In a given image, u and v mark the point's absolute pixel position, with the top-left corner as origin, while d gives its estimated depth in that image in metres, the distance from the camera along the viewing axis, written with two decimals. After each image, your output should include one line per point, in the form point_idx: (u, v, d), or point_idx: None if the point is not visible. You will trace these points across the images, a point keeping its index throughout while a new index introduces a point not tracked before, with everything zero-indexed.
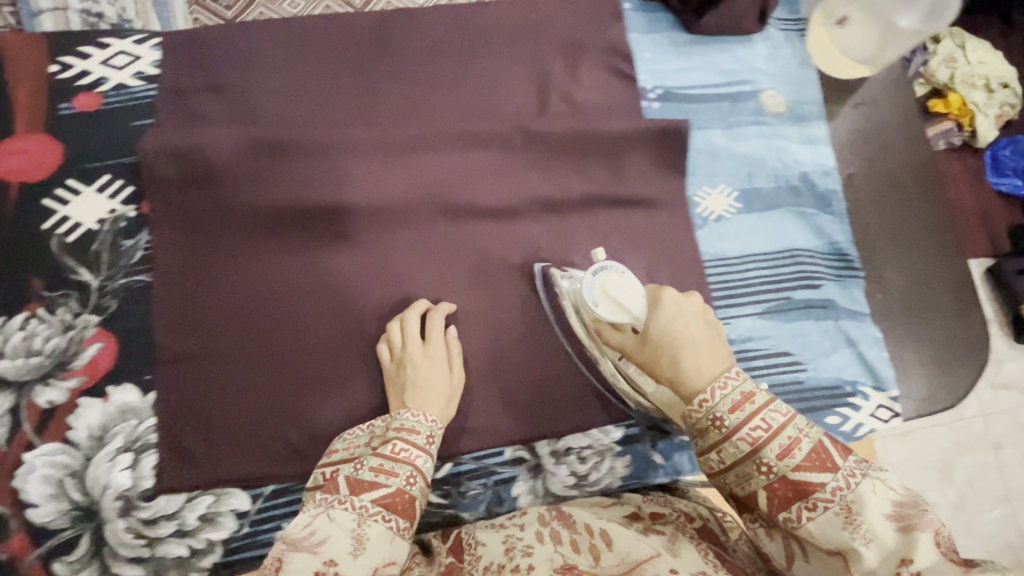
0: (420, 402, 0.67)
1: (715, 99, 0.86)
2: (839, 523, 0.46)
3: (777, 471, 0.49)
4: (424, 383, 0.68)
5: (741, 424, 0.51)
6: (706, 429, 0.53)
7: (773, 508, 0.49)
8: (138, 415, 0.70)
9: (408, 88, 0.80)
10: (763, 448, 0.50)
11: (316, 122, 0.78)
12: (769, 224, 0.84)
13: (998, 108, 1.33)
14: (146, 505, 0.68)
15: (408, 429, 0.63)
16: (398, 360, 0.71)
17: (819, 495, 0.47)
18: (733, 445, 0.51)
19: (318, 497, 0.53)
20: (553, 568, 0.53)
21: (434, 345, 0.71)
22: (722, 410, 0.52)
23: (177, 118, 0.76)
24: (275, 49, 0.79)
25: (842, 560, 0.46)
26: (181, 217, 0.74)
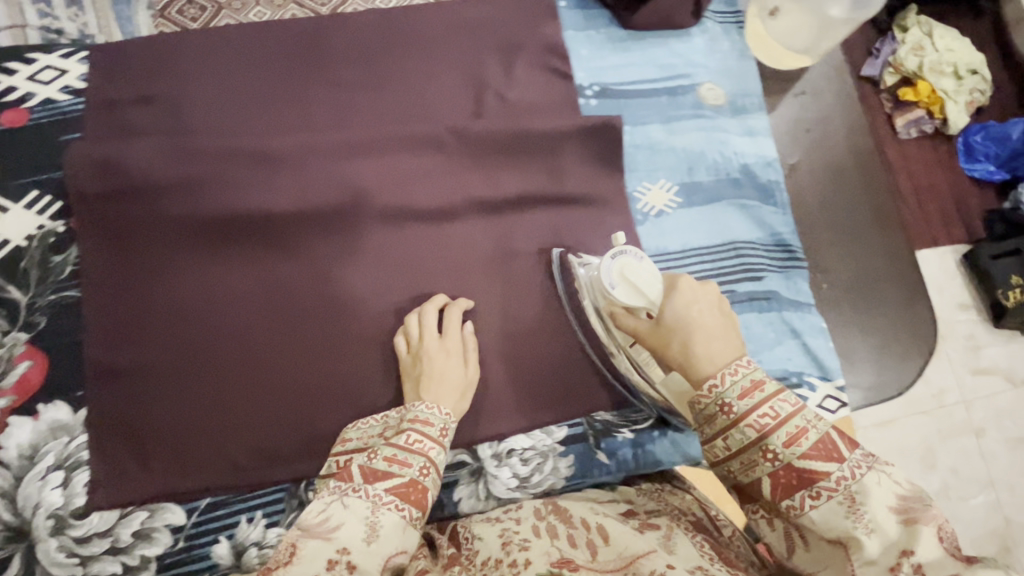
0: (437, 396, 0.65)
1: (653, 94, 0.86)
2: (841, 512, 0.45)
3: (782, 459, 0.48)
4: (440, 376, 0.67)
5: (749, 411, 0.49)
6: (713, 415, 0.51)
7: (778, 494, 0.48)
8: (70, 432, 0.69)
9: (341, 92, 0.80)
10: (770, 435, 0.49)
11: (246, 130, 0.77)
12: (711, 217, 0.83)
13: (968, 94, 1.38)
14: (78, 523, 0.67)
15: (423, 421, 0.61)
16: (414, 353, 0.69)
17: (823, 484, 0.46)
18: (740, 432, 0.49)
19: (332, 485, 0.53)
20: (549, 562, 0.50)
21: (451, 338, 0.70)
22: (731, 396, 0.50)
23: (108, 131, 0.76)
24: (205, 59, 0.79)
25: (844, 551, 0.45)
26: (110, 230, 0.73)
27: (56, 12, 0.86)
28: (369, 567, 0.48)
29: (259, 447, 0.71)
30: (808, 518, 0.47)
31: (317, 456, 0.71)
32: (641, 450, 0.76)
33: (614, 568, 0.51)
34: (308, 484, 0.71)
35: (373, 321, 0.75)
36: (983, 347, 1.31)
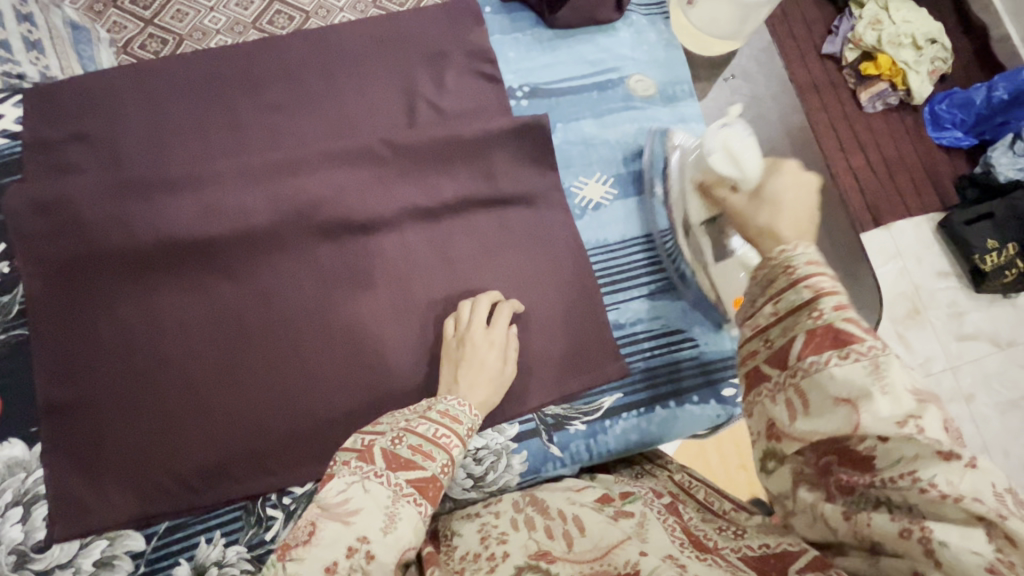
0: (476, 384, 0.68)
1: (582, 90, 0.88)
2: (861, 376, 0.44)
3: (826, 319, 0.48)
4: (478, 363, 0.70)
5: (811, 274, 0.51)
6: (774, 279, 0.53)
7: (805, 350, 0.48)
8: (26, 468, 0.71)
9: (276, 114, 0.83)
10: (824, 297, 0.49)
11: (185, 158, 0.80)
12: (648, 206, 0.85)
13: (930, 64, 1.39)
14: (38, 557, 0.68)
15: (451, 416, 0.62)
16: (459, 340, 0.72)
17: (854, 346, 0.46)
18: (796, 292, 0.51)
19: (353, 465, 0.55)
20: (526, 555, 0.53)
21: (496, 331, 0.72)
22: (799, 261, 0.52)
23: (46, 171, 0.78)
24: (141, 93, 0.82)
25: (851, 406, 0.44)
26: (52, 266, 0.74)
27: (17, 56, 0.85)
28: (386, 558, 0.50)
29: (210, 468, 0.72)
30: (817, 376, 0.47)
31: (273, 473, 0.72)
32: (594, 440, 0.76)
33: (590, 559, 0.52)
34: (265, 501, 0.72)
35: (320, 335, 0.76)
36: (965, 313, 1.35)
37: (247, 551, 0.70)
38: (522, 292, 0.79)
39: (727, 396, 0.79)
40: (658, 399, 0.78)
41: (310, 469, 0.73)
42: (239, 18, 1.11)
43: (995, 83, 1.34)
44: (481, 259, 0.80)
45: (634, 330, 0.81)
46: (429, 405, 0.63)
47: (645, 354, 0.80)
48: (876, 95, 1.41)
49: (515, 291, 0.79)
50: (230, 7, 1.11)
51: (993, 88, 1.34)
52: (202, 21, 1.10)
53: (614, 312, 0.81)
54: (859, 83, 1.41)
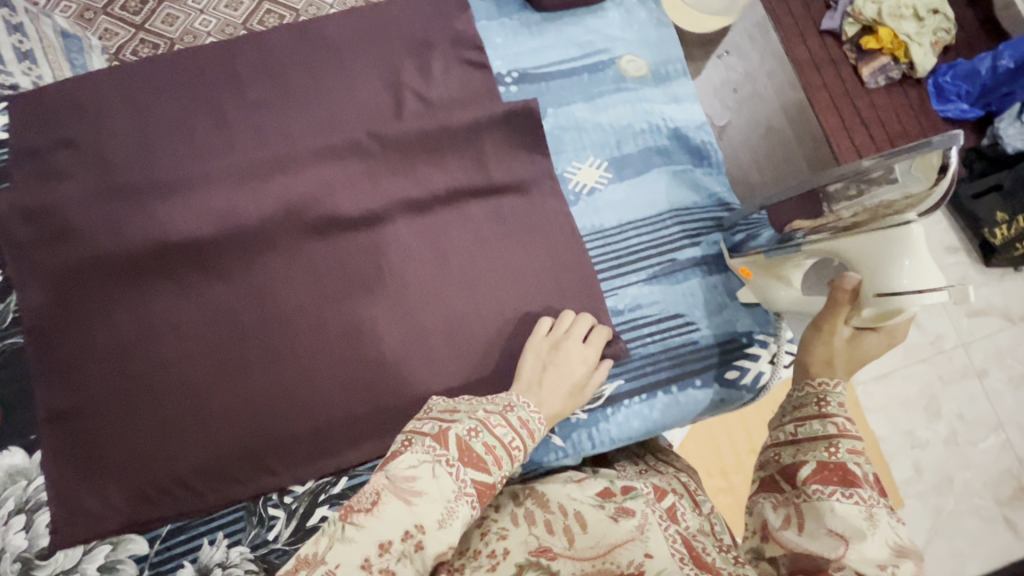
0: (556, 391, 0.66)
1: (572, 73, 0.86)
2: (857, 516, 0.49)
3: (839, 458, 0.54)
4: (563, 373, 0.67)
5: (840, 413, 0.57)
6: (805, 404, 0.59)
7: (811, 478, 0.53)
8: (27, 476, 0.71)
9: (264, 112, 0.82)
10: (842, 437, 0.55)
11: (173, 160, 0.79)
12: (644, 188, 0.83)
13: (933, 33, 1.20)
14: (43, 563, 0.68)
15: (529, 430, 0.60)
16: (557, 347, 0.70)
17: (857, 491, 0.51)
18: (818, 423, 0.57)
19: (427, 443, 0.53)
20: (527, 552, 0.53)
21: (590, 347, 0.71)
22: (834, 398, 0.58)
23: (34, 177, 0.78)
24: (126, 96, 0.81)
25: (843, 541, 0.47)
26: (43, 273, 0.74)
27: (9, 67, 0.84)
28: (433, 553, 0.48)
29: (207, 469, 0.71)
30: (815, 503, 0.51)
31: (274, 472, 0.72)
32: (595, 428, 0.75)
33: (591, 556, 0.52)
34: (266, 500, 0.72)
35: (314, 332, 0.75)
36: (977, 288, 1.32)
37: (250, 551, 0.70)
38: (517, 281, 0.78)
39: (730, 380, 0.77)
40: (660, 384, 0.77)
41: (310, 466, 0.72)
42: (230, 19, 1.10)
43: (1000, 52, 1.20)
44: (475, 250, 0.78)
45: (634, 315, 0.79)
46: (510, 405, 0.61)
47: (645, 340, 0.78)
48: (876, 71, 1.15)
49: (510, 281, 0.77)
50: (220, 9, 1.10)
51: (998, 57, 1.20)
52: (193, 24, 1.09)
53: (613, 298, 0.80)
54: (860, 57, 1.15)
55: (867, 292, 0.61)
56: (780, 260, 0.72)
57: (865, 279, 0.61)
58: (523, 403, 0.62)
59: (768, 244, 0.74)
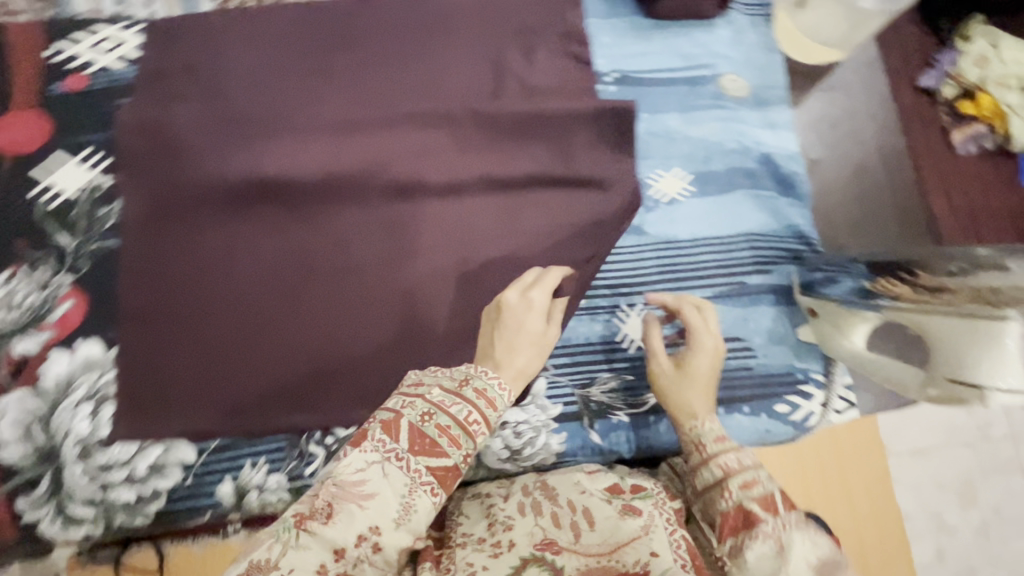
0: (515, 348, 0.60)
1: (672, 84, 0.87)
2: (770, 555, 0.50)
3: (734, 500, 0.54)
4: (520, 327, 0.61)
5: (720, 453, 0.57)
6: (688, 453, 0.60)
7: (724, 533, 0.53)
8: (101, 368, 0.76)
9: (370, 72, 0.85)
10: (730, 476, 0.55)
11: (277, 103, 0.83)
12: (724, 207, 0.83)
13: None
14: (100, 451, 0.73)
15: (487, 400, 0.54)
16: (509, 304, 0.63)
17: (761, 527, 0.51)
18: (708, 470, 0.57)
19: (377, 439, 0.50)
20: (532, 545, 0.55)
21: (541, 295, 0.64)
22: (707, 437, 0.59)
23: (152, 96, 0.83)
24: (248, 37, 0.86)
25: None
26: (148, 184, 0.79)
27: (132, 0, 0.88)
28: (393, 548, 0.48)
29: (267, 395, 0.75)
30: (733, 561, 0.51)
31: (318, 411, 0.75)
32: (634, 434, 0.76)
33: (597, 552, 0.54)
34: (309, 437, 0.75)
35: (380, 287, 0.78)
36: None
37: (287, 481, 0.73)
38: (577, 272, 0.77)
39: (779, 414, 0.76)
40: None
41: (353, 413, 0.75)
42: None
43: None
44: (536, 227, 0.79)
45: None
46: (467, 377, 0.55)
47: None
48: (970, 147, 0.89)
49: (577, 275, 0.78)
50: None
51: None
52: None
53: None
54: (953, 122, 0.88)
55: (942, 376, 0.59)
56: (852, 313, 0.72)
57: (941, 361, 0.59)
58: (471, 372, 0.56)
59: (846, 295, 0.73)
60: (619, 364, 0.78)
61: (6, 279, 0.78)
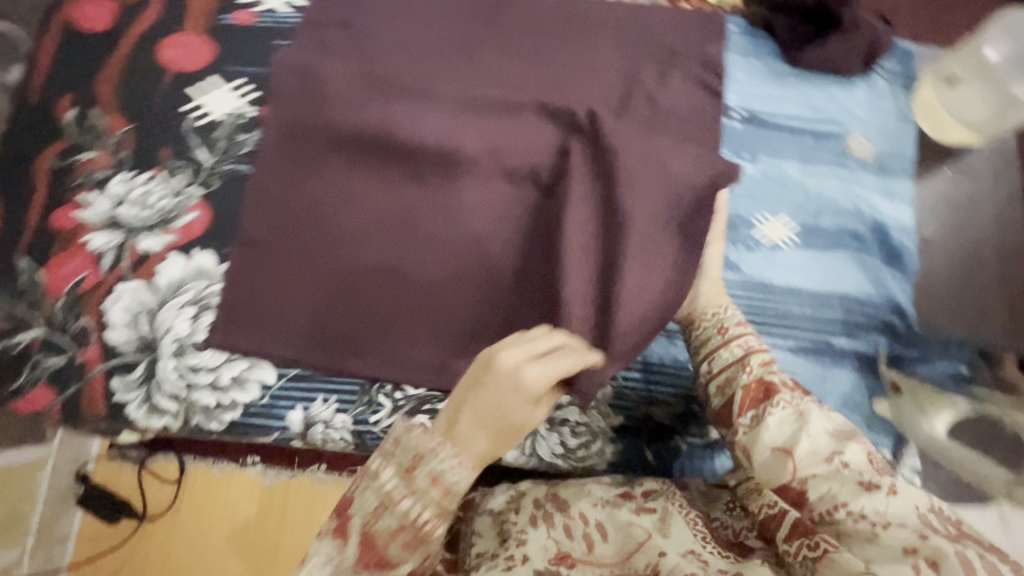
0: (489, 443, 0.52)
1: (798, 133, 0.87)
2: (790, 423, 0.56)
3: (756, 374, 0.60)
4: (499, 415, 0.52)
5: (739, 335, 0.63)
6: (709, 337, 0.65)
7: (744, 406, 0.59)
8: (209, 279, 0.81)
9: (509, 63, 0.89)
10: (752, 355, 0.61)
11: (419, 73, 0.87)
12: (824, 265, 0.82)
13: None
14: (193, 353, 0.79)
15: (443, 488, 0.50)
16: (498, 368, 0.53)
17: (780, 398, 0.57)
18: (727, 351, 0.63)
19: (329, 547, 0.49)
20: (547, 560, 0.55)
21: (538, 372, 0.53)
22: (731, 322, 0.66)
23: (307, 42, 0.89)
24: (405, 9, 0.92)
25: (786, 455, 0.54)
26: (288, 122, 0.85)
27: None
28: None
29: (351, 338, 0.79)
30: (755, 433, 0.57)
31: (394, 366, 0.78)
32: (688, 463, 0.76)
33: (611, 562, 0.56)
34: (380, 388, 0.79)
35: (475, 262, 0.80)
36: None
37: (352, 423, 0.78)
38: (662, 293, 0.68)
39: None
40: None
41: (426, 375, 0.77)
42: None
43: None
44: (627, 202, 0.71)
45: None
46: (419, 459, 0.50)
47: None
48: None
49: None
50: None
51: None
52: None
53: None
54: None
55: None
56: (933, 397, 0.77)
57: None
58: (433, 455, 0.50)
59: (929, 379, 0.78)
60: (688, 390, 0.78)
61: (146, 180, 0.84)
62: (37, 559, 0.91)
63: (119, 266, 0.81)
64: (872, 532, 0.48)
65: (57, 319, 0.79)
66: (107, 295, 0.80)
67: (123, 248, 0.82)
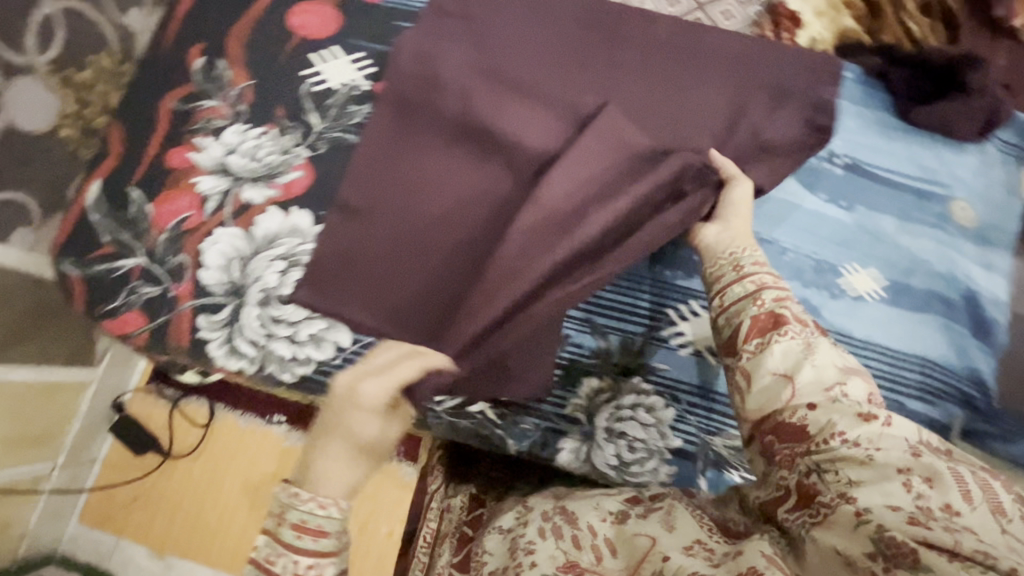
0: (343, 464, 0.53)
1: (901, 188, 0.86)
2: (797, 352, 0.54)
3: (766, 307, 0.58)
4: (348, 437, 0.53)
5: (754, 272, 0.61)
6: (722, 274, 0.64)
7: (751, 336, 0.57)
8: (303, 237, 0.84)
9: (619, 75, 0.90)
10: (765, 289, 0.59)
11: (534, 73, 0.90)
12: (910, 324, 0.81)
13: None
14: (277, 305, 0.82)
15: (311, 531, 0.50)
16: (336, 392, 0.55)
17: (788, 328, 0.55)
18: (739, 286, 0.61)
19: None
20: (555, 568, 0.54)
21: (371, 388, 0.54)
22: (746, 260, 0.64)
23: (430, 26, 0.92)
24: (528, 10, 0.94)
25: (788, 382, 0.53)
26: (402, 100, 0.88)
27: None
28: None
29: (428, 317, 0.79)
30: (760, 358, 0.55)
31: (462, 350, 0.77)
32: None
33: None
34: None
35: None
36: None
37: None
38: None
39: None
40: None
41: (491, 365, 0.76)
42: None
43: None
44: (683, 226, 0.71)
45: None
46: (282, 512, 0.50)
47: None
48: None
49: None
50: None
51: None
52: None
53: None
54: None
55: None
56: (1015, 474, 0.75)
57: None
58: (293, 502, 0.50)
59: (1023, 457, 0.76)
60: None
61: (257, 134, 0.88)
62: (65, 473, 1.05)
63: (221, 211, 0.85)
64: (868, 457, 0.45)
65: (158, 252, 0.83)
66: (206, 237, 0.84)
67: (227, 195, 0.85)
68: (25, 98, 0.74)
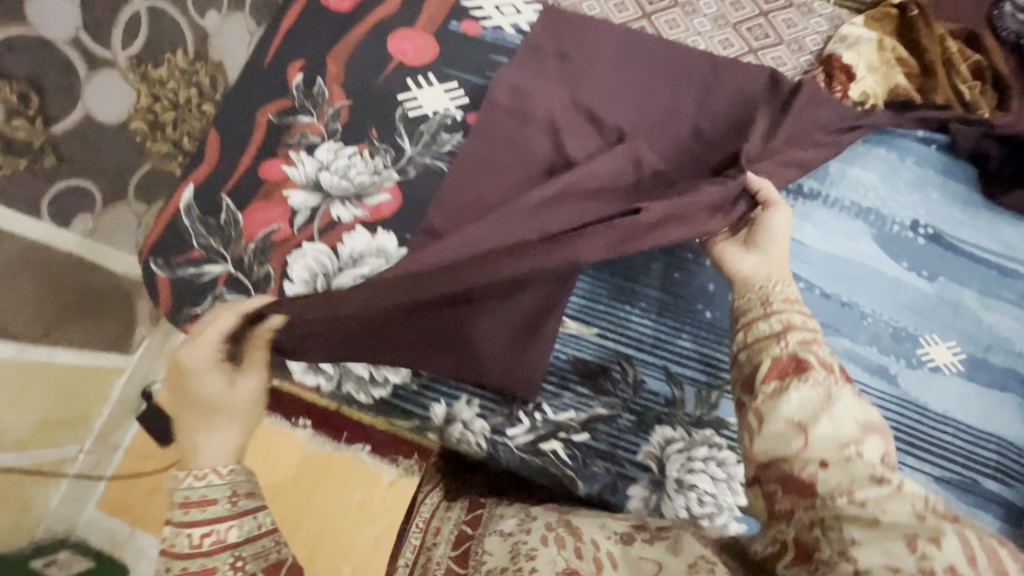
0: (204, 422, 0.59)
1: (983, 263, 0.87)
2: (816, 401, 0.48)
3: (790, 349, 0.51)
4: (212, 402, 0.60)
5: (782, 308, 0.55)
6: (748, 309, 0.57)
7: (770, 377, 0.51)
8: (387, 258, 0.85)
9: (706, 125, 0.91)
10: (792, 330, 0.53)
11: (625, 116, 0.91)
12: (987, 401, 0.81)
13: None
14: None
15: (198, 497, 0.52)
16: (180, 364, 0.64)
17: (812, 375, 0.49)
18: (765, 323, 0.55)
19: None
20: (555, 571, 0.52)
21: (195, 352, 0.64)
22: (775, 296, 0.57)
23: (526, 63, 0.94)
24: (622, 53, 0.96)
25: (800, 433, 0.47)
26: (495, 133, 0.90)
27: None
28: None
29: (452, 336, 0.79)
30: (774, 402, 0.49)
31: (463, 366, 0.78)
32: None
33: None
34: (522, 405, 0.81)
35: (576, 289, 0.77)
36: None
37: (490, 431, 0.80)
38: None
39: None
40: None
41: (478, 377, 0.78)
42: None
43: None
44: (733, 259, 0.69)
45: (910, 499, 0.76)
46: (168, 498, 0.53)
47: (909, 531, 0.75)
48: None
49: None
50: None
51: None
52: None
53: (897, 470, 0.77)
54: None
55: None
56: None
57: None
58: (172, 483, 0.53)
59: None
60: None
61: (350, 154, 0.90)
62: (92, 457, 1.12)
63: (310, 226, 0.86)
64: (873, 517, 0.41)
65: (245, 261, 0.85)
66: (293, 250, 0.85)
67: (316, 211, 0.87)
68: (105, 90, 0.76)
